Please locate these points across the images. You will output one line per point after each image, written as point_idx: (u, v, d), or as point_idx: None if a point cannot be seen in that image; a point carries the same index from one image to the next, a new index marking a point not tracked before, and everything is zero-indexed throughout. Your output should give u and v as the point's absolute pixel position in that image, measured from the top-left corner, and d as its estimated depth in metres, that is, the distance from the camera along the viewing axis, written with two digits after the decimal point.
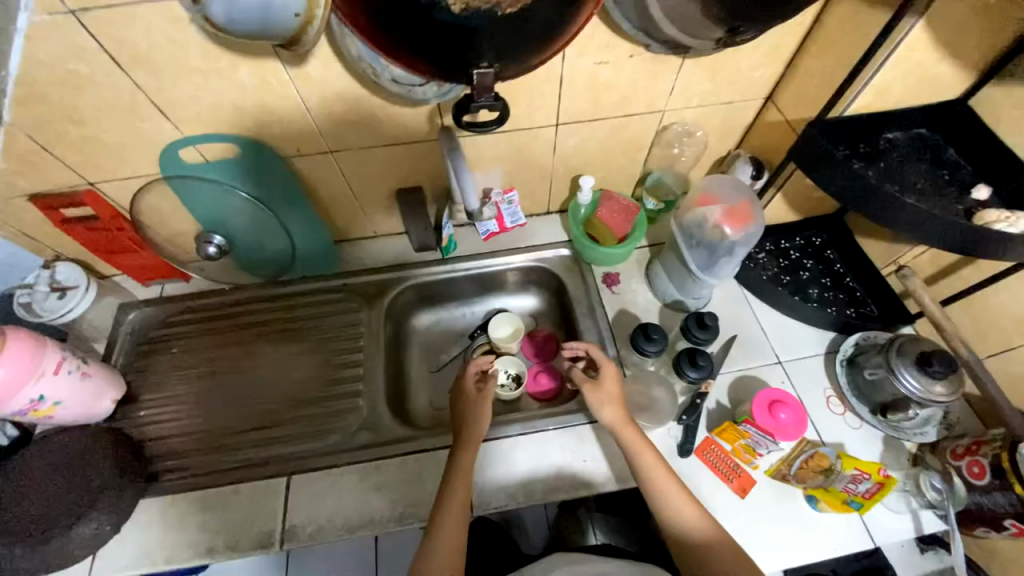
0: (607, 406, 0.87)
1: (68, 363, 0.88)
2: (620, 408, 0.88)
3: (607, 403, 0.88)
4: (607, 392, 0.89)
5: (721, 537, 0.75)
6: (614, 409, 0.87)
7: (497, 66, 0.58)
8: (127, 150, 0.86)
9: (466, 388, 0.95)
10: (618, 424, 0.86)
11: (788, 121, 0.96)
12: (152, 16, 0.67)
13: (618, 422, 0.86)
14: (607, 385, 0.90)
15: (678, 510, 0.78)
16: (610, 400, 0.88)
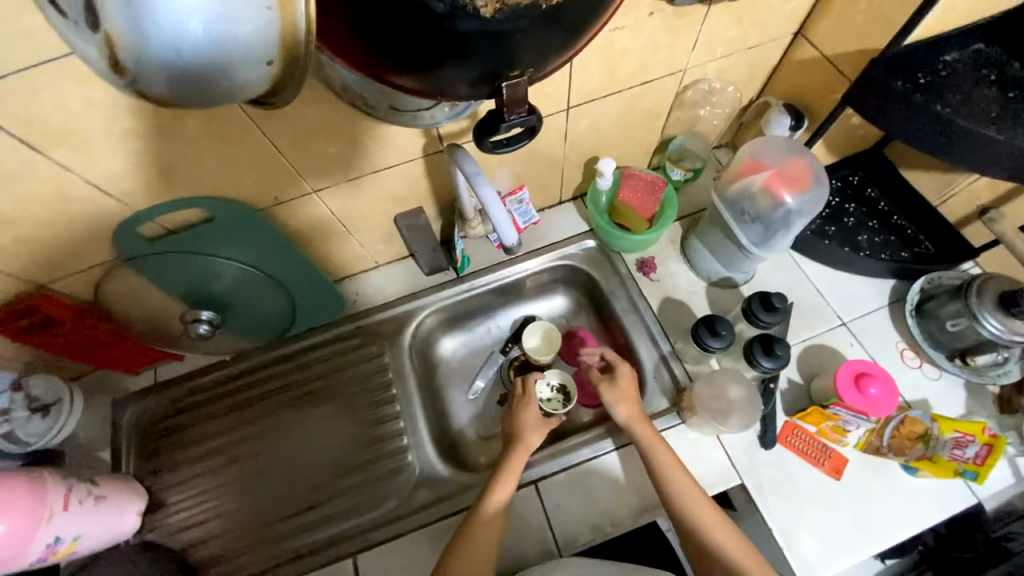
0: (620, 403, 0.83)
1: (76, 493, 0.76)
2: (635, 407, 0.83)
3: (624, 400, 0.84)
4: (627, 391, 0.85)
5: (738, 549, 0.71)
6: (628, 406, 0.83)
7: (531, 72, 0.45)
8: (73, 240, 0.71)
9: (531, 404, 0.89)
10: (634, 421, 0.82)
11: (826, 58, 0.84)
12: (63, 79, 0.52)
13: (633, 417, 0.82)
14: (624, 380, 0.85)
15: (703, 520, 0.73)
16: (625, 398, 0.84)
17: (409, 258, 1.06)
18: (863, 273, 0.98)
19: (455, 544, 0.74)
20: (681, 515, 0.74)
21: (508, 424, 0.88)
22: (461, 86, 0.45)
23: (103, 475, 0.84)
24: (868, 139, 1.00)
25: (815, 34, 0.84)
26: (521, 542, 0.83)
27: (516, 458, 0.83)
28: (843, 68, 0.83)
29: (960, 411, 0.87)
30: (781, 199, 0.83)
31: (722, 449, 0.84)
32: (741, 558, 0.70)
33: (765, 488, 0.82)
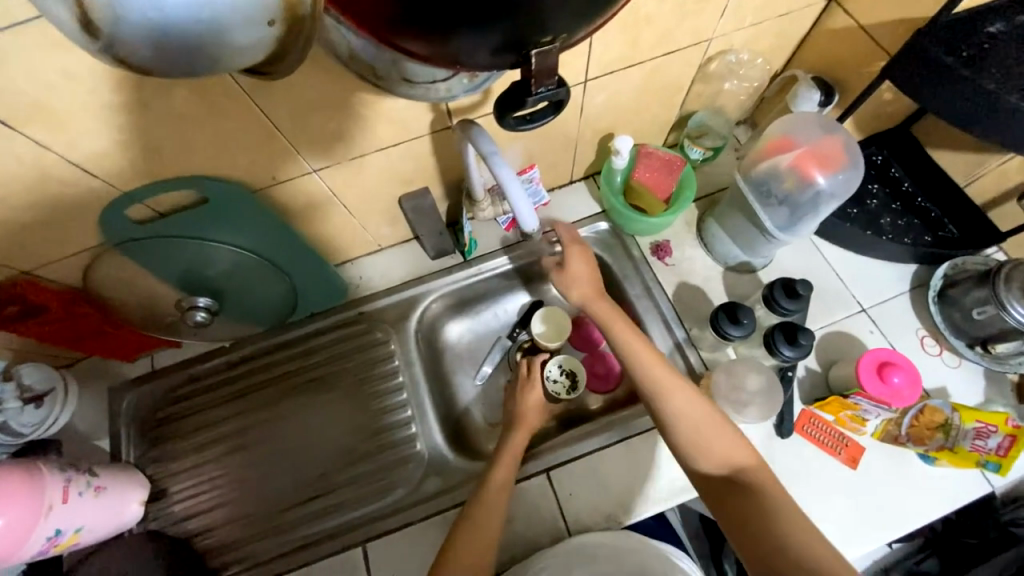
0: (575, 288, 0.84)
1: (75, 484, 0.73)
2: (593, 287, 0.84)
3: (579, 281, 0.84)
4: (583, 273, 0.85)
5: (710, 418, 0.70)
6: (582, 289, 0.84)
7: (565, 38, 0.40)
8: (56, 224, 0.66)
9: (534, 388, 0.89)
10: (590, 300, 0.83)
11: (862, 28, 0.79)
12: (33, 45, 0.46)
13: (588, 297, 0.83)
14: (580, 260, 0.85)
15: (670, 393, 0.73)
16: (581, 280, 0.84)
17: (413, 241, 1.02)
18: (885, 257, 0.95)
19: (464, 526, 0.73)
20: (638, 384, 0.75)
21: (514, 405, 0.88)
22: (484, 56, 0.40)
23: (101, 465, 0.82)
24: (896, 116, 0.95)
25: (851, 0, 0.78)
26: (534, 531, 0.82)
27: (519, 440, 0.83)
28: (880, 39, 0.78)
29: (978, 399, 0.86)
30: (812, 178, 0.80)
31: None
32: (700, 418, 0.71)
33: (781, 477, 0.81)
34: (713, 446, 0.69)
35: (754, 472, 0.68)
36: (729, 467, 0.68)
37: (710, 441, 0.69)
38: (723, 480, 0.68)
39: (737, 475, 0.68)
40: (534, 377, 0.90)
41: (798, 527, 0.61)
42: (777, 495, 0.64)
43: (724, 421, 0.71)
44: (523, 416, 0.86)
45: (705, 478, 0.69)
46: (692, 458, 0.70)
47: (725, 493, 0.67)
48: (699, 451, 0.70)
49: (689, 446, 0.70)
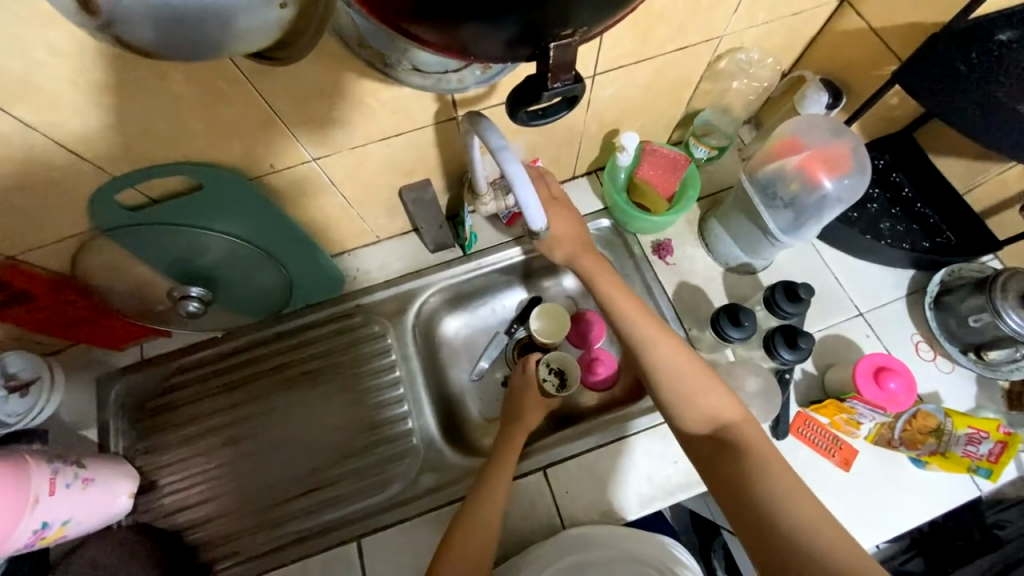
0: (558, 245, 0.79)
1: (63, 476, 0.71)
2: (579, 241, 0.80)
3: (563, 237, 0.79)
4: (568, 227, 0.79)
5: (696, 372, 0.70)
6: (566, 246, 0.79)
7: (585, 31, 0.38)
8: (43, 208, 0.63)
9: (529, 386, 0.88)
10: (576, 255, 0.79)
11: (874, 30, 0.78)
12: (18, 19, 0.44)
13: (574, 253, 0.79)
14: (564, 212, 0.79)
15: (654, 347, 0.73)
16: (565, 236, 0.79)
17: (412, 233, 1.00)
18: (883, 262, 0.96)
19: (461, 523, 0.73)
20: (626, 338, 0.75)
21: (512, 405, 0.87)
22: (500, 48, 0.38)
23: (90, 456, 0.79)
24: (901, 120, 0.94)
25: (863, 2, 0.77)
26: (529, 528, 0.82)
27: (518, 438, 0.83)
28: (891, 43, 0.77)
29: (969, 404, 0.87)
30: (818, 182, 0.80)
31: None
32: (685, 372, 0.70)
33: None
34: (699, 400, 0.69)
35: (740, 428, 0.67)
36: (714, 422, 0.68)
37: (696, 396, 0.69)
38: (707, 435, 0.68)
39: (721, 430, 0.67)
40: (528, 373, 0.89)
41: (778, 484, 0.61)
42: (764, 450, 0.64)
43: (712, 378, 0.70)
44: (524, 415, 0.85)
45: (690, 432, 0.69)
46: (676, 412, 0.70)
47: (707, 447, 0.67)
48: (685, 405, 0.69)
49: (675, 401, 0.70)
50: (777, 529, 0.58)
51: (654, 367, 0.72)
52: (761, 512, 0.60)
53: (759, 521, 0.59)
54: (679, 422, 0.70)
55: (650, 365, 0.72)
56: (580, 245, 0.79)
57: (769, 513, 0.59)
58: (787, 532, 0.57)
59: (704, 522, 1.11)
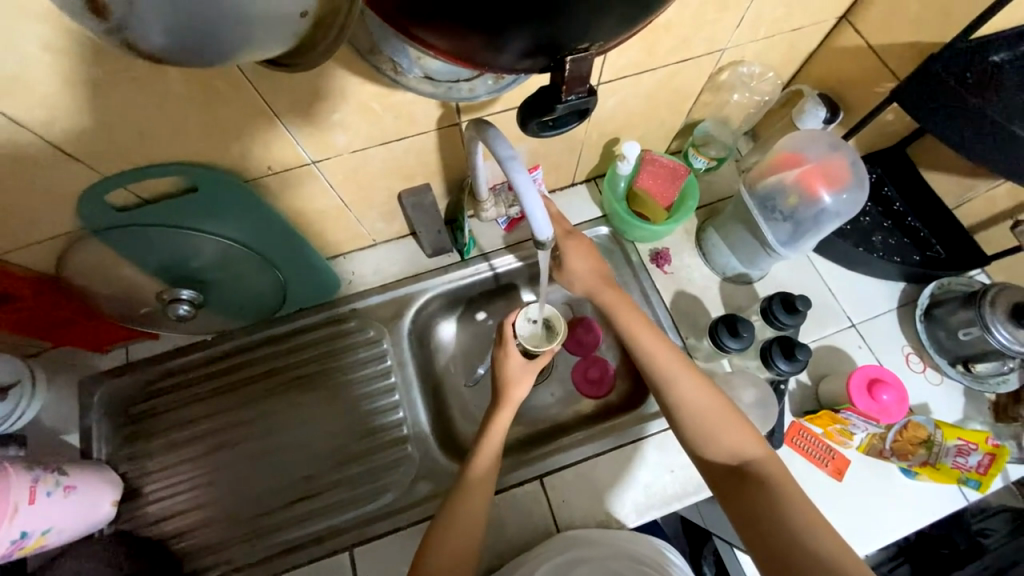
0: (578, 282, 0.82)
1: (43, 485, 0.69)
2: (599, 276, 0.82)
3: (582, 273, 0.81)
4: (588, 265, 0.82)
5: (716, 404, 0.71)
6: (586, 282, 0.81)
7: (601, 45, 0.38)
8: (28, 207, 0.61)
9: (512, 355, 0.82)
10: (596, 290, 0.81)
11: (872, 48, 0.79)
12: (8, 10, 0.41)
13: (593, 289, 0.81)
14: (582, 251, 0.82)
15: (672, 380, 0.73)
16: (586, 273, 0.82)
17: (409, 237, 0.99)
18: (875, 274, 0.97)
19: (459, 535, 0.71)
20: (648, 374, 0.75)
21: (497, 378, 0.82)
22: (516, 60, 0.38)
23: (71, 463, 0.77)
24: (894, 135, 0.96)
25: (861, 19, 0.79)
26: (525, 536, 0.81)
27: (506, 418, 0.79)
28: (888, 60, 0.79)
29: (957, 416, 0.89)
30: (817, 195, 0.81)
31: None
32: (707, 409, 0.70)
33: None
34: (722, 438, 0.69)
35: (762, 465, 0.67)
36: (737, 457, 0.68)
37: (719, 431, 0.69)
38: (731, 469, 0.68)
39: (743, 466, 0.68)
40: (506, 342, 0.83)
41: (799, 519, 0.62)
42: (787, 487, 0.65)
43: (733, 412, 0.70)
44: (509, 388, 0.80)
45: (714, 467, 0.69)
46: (699, 446, 0.70)
47: (731, 480, 0.68)
48: (708, 439, 0.70)
49: (700, 439, 0.70)
50: (803, 564, 0.59)
51: (678, 405, 0.72)
52: (785, 547, 0.60)
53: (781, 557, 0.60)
54: (701, 457, 0.70)
55: (673, 402, 0.72)
56: (599, 281, 0.81)
57: (794, 549, 0.60)
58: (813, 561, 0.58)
59: (694, 529, 1.11)
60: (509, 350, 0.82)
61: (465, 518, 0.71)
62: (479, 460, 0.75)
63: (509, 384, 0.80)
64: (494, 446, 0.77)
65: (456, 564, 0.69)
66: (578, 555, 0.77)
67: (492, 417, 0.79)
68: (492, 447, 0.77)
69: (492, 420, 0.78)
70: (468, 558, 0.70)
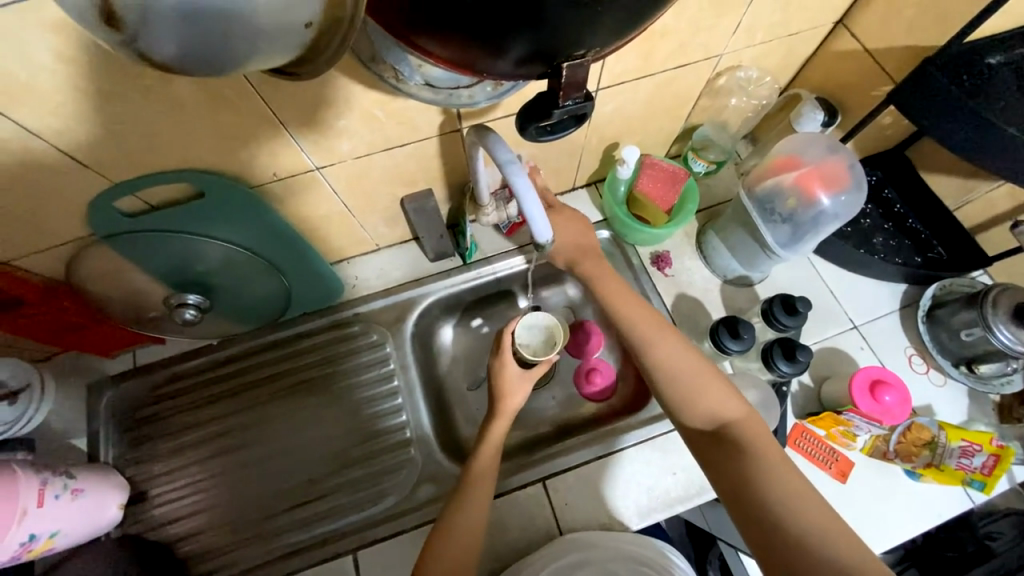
0: (561, 253, 0.81)
1: (52, 487, 0.70)
2: (581, 245, 0.81)
3: (563, 243, 0.81)
4: (572, 235, 0.81)
5: (693, 368, 0.71)
6: (566, 253, 0.81)
7: (597, 51, 0.39)
8: (40, 213, 0.62)
9: (509, 366, 0.81)
10: (577, 259, 0.81)
11: (869, 52, 0.80)
12: (26, 25, 0.43)
13: (574, 258, 0.81)
14: (564, 221, 0.81)
15: (651, 347, 0.74)
16: (569, 241, 0.81)
17: (412, 241, 1.00)
18: (876, 276, 0.97)
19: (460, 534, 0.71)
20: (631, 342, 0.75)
21: (493, 387, 0.81)
22: (513, 66, 0.39)
23: (79, 466, 0.78)
24: (894, 138, 0.97)
25: (858, 24, 0.80)
26: (527, 539, 0.81)
27: (501, 429, 0.79)
28: (886, 64, 0.79)
29: (962, 418, 0.89)
30: (816, 198, 0.82)
31: None
32: (687, 375, 0.70)
33: None
34: (704, 402, 0.69)
35: (743, 426, 0.68)
36: (718, 420, 0.69)
37: (698, 395, 0.69)
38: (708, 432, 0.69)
39: (724, 429, 0.68)
40: (502, 350, 0.82)
41: (774, 481, 0.62)
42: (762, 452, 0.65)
43: (712, 373, 0.71)
44: (504, 398, 0.79)
45: (694, 430, 0.70)
46: (681, 410, 0.70)
47: (711, 443, 0.68)
48: (687, 403, 0.70)
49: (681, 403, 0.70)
50: (775, 528, 0.60)
51: (660, 371, 0.72)
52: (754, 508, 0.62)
53: (759, 519, 0.61)
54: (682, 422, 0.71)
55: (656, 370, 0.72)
56: (581, 249, 0.81)
57: (775, 515, 0.60)
58: (786, 524, 0.60)
59: (699, 533, 1.11)
60: (505, 361, 0.81)
61: (467, 519, 0.72)
62: (479, 460, 0.76)
63: (506, 394, 0.79)
64: (492, 450, 0.77)
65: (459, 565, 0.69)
66: (579, 557, 0.78)
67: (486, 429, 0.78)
68: (490, 453, 0.77)
69: (487, 434, 0.78)
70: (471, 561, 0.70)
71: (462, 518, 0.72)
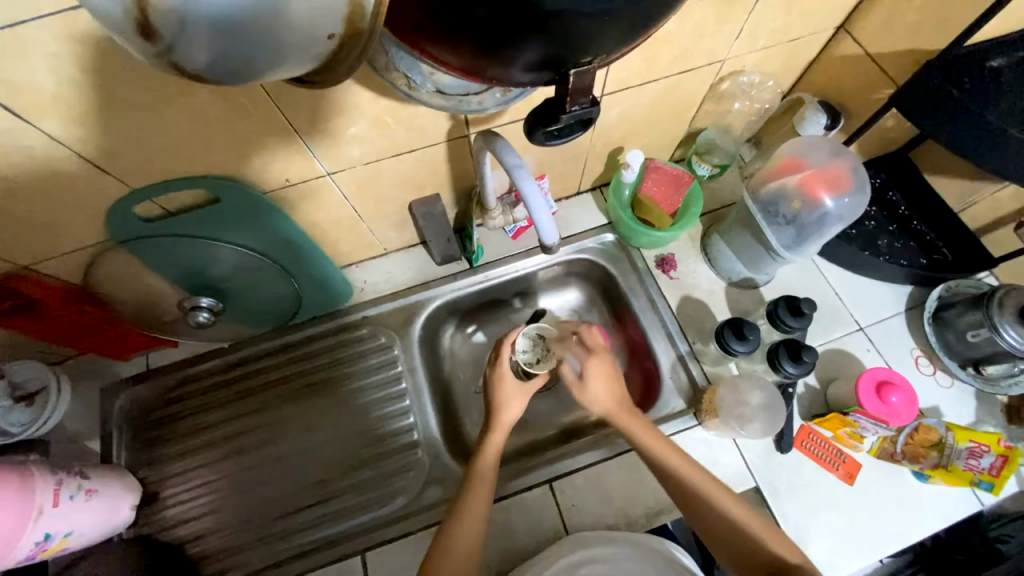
0: (600, 402, 0.79)
1: (66, 488, 0.71)
2: (621, 395, 0.79)
3: (604, 395, 0.79)
4: (610, 385, 0.79)
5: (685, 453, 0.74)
6: (608, 400, 0.79)
7: (603, 58, 0.40)
8: (60, 219, 0.64)
9: (507, 377, 0.82)
10: (620, 409, 0.78)
11: (871, 56, 0.81)
12: (54, 37, 0.45)
13: (616, 408, 0.79)
14: (603, 372, 0.80)
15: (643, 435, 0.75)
16: (607, 388, 0.79)
17: (419, 246, 1.01)
18: (882, 278, 0.97)
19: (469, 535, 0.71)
20: (681, 485, 0.72)
21: (490, 396, 0.82)
22: (524, 73, 0.40)
23: (93, 467, 0.79)
24: (896, 141, 0.97)
25: (859, 29, 0.81)
26: (535, 540, 0.82)
27: (498, 443, 0.78)
28: (887, 67, 0.80)
29: (969, 419, 0.89)
30: (818, 200, 0.82)
31: (738, 453, 0.84)
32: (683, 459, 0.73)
33: (780, 492, 0.82)
34: (747, 525, 0.70)
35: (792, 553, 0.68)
36: (775, 561, 0.67)
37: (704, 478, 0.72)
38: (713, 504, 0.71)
39: (783, 569, 0.66)
40: (501, 361, 0.83)
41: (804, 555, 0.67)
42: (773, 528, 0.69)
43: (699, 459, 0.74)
44: (500, 410, 0.80)
45: (750, 556, 0.68)
46: (725, 535, 0.70)
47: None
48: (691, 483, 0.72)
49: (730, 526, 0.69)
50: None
51: (715, 511, 0.70)
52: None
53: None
54: (735, 558, 0.69)
55: (707, 511, 0.70)
56: (623, 399, 0.79)
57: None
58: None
59: None
60: (503, 371, 0.82)
61: (475, 521, 0.72)
62: (483, 461, 0.77)
63: (502, 409, 0.80)
64: (494, 457, 0.77)
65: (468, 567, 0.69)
66: (587, 555, 0.78)
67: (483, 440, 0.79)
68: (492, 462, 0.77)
69: (484, 445, 0.78)
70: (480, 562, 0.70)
71: (472, 520, 0.72)
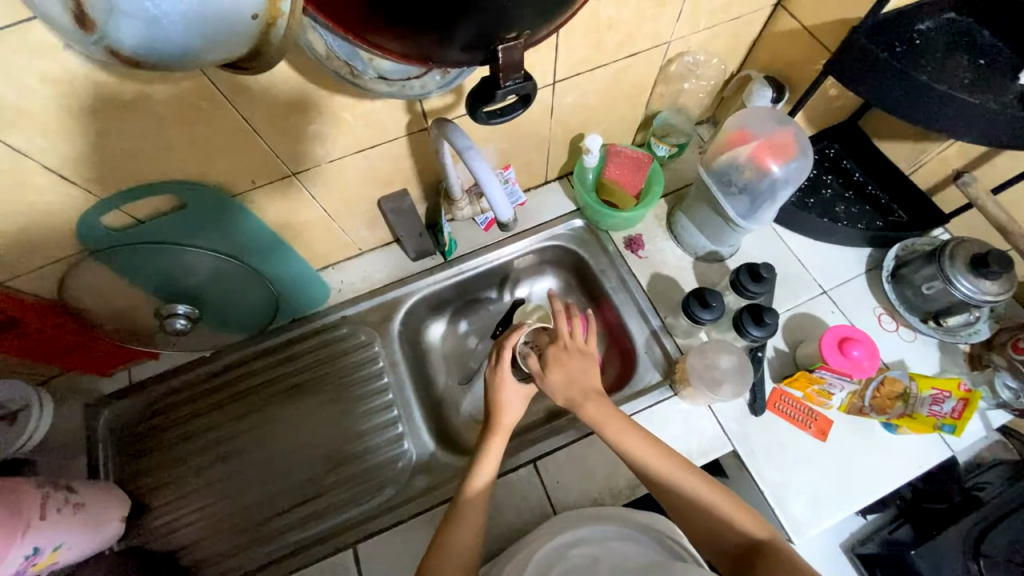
0: (560, 391, 0.78)
1: (53, 502, 0.71)
2: (582, 387, 0.78)
3: (563, 385, 0.78)
4: (581, 380, 0.79)
5: (663, 457, 0.73)
6: (578, 393, 0.78)
7: (527, 35, 0.43)
8: (31, 232, 0.66)
9: (508, 383, 0.79)
10: (579, 401, 0.77)
11: (807, 29, 0.85)
12: (10, 50, 0.47)
13: (576, 399, 0.78)
14: (565, 361, 0.79)
15: (627, 440, 0.74)
16: (570, 377, 0.78)
17: (393, 244, 1.03)
18: (842, 243, 1.00)
19: (455, 514, 0.73)
20: (647, 475, 0.73)
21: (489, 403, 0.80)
22: (454, 52, 0.43)
23: (80, 482, 0.79)
24: (845, 110, 1.02)
25: (794, 4, 0.85)
26: (522, 519, 0.83)
27: (498, 448, 0.77)
28: (823, 38, 0.84)
29: (933, 369, 0.92)
30: (768, 168, 0.87)
31: (714, 418, 0.87)
32: (662, 467, 0.72)
33: (756, 453, 0.85)
34: (729, 503, 0.70)
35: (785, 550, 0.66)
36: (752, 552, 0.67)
37: (681, 481, 0.71)
38: (699, 493, 0.70)
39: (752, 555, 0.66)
40: (501, 365, 0.80)
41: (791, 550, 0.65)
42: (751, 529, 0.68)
43: (682, 466, 0.72)
44: (501, 414, 0.78)
45: (718, 544, 0.69)
46: (712, 529, 0.69)
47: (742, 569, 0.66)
48: (672, 485, 0.71)
49: (696, 506, 0.70)
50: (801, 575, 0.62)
51: (685, 501, 0.70)
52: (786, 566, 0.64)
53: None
54: (700, 541, 0.70)
55: (676, 499, 0.71)
56: (583, 391, 0.77)
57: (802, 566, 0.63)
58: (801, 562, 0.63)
59: None
60: (503, 377, 0.79)
61: (459, 500, 0.73)
62: (483, 466, 0.76)
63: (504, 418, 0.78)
64: (492, 464, 0.76)
65: (454, 544, 0.70)
66: (576, 535, 0.76)
67: (481, 448, 0.77)
68: (489, 468, 0.76)
69: (484, 450, 0.77)
70: (468, 543, 0.71)
71: (458, 500, 0.74)
